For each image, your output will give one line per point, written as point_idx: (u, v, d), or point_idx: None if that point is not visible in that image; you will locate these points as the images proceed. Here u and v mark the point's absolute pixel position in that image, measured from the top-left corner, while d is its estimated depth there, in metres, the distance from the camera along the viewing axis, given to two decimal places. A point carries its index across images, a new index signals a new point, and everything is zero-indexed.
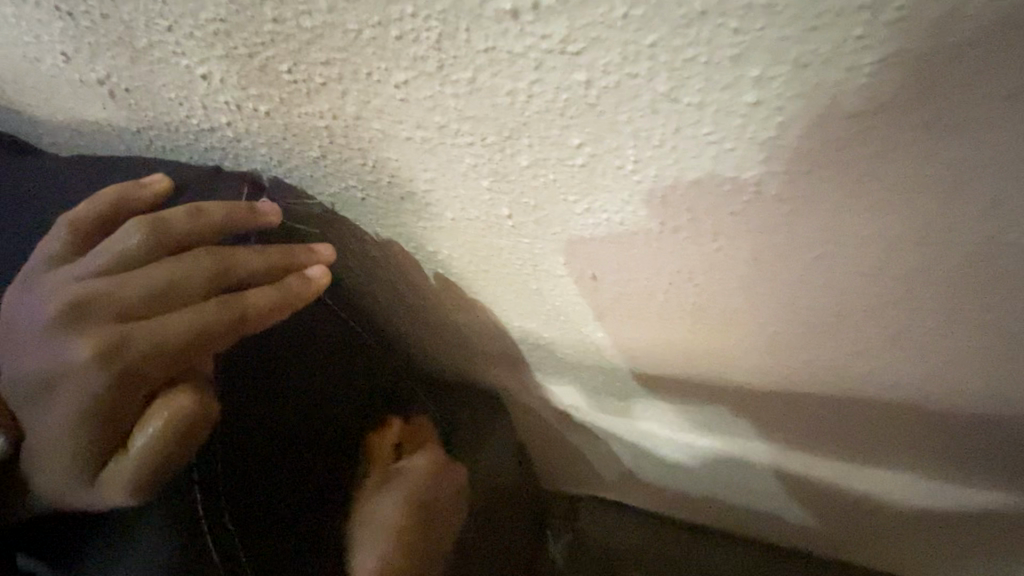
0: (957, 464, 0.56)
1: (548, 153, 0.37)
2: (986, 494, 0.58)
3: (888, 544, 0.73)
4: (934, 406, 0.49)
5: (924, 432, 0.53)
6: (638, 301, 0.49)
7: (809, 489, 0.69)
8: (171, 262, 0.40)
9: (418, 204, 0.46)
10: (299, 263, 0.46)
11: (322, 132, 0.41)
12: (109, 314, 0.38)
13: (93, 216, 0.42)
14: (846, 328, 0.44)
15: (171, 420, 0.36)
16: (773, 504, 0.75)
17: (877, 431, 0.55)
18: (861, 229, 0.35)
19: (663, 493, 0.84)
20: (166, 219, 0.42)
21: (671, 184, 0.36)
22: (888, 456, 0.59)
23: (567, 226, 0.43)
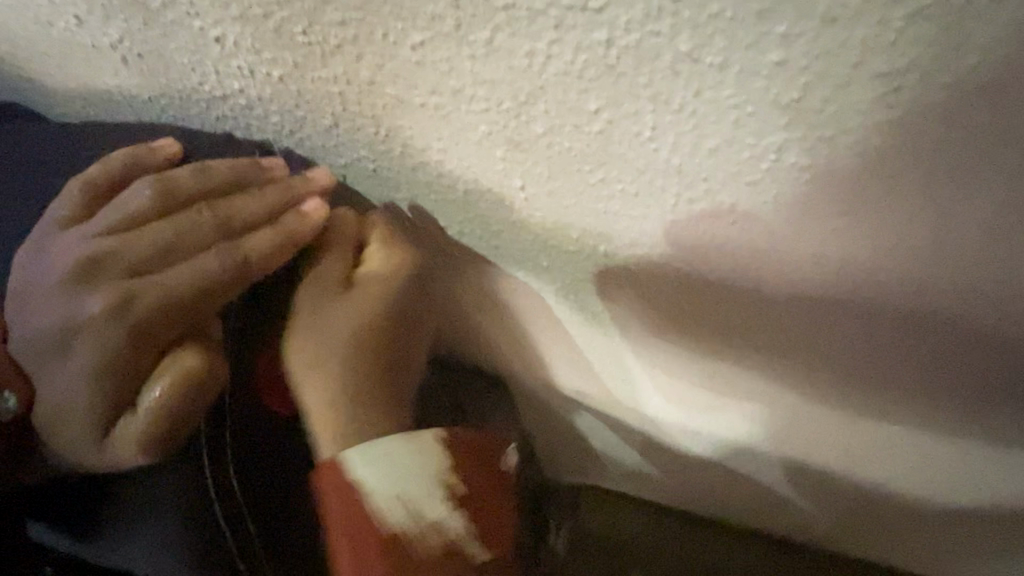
0: (976, 453, 0.54)
1: (566, 119, 0.35)
2: (1002, 481, 0.57)
3: (896, 529, 0.73)
4: (956, 392, 0.47)
5: (945, 418, 0.51)
6: (654, 281, 0.47)
7: (824, 480, 0.67)
8: (173, 220, 0.40)
9: (430, 176, 0.45)
10: (299, 201, 0.43)
11: (335, 98, 0.40)
12: (120, 273, 0.38)
13: (104, 178, 0.41)
14: (873, 312, 0.42)
15: (178, 381, 0.37)
16: (782, 493, 0.74)
17: (894, 419, 0.54)
18: (905, 203, 0.33)
19: (674, 480, 0.83)
20: (173, 180, 0.41)
21: (699, 155, 0.34)
22: (905, 446, 0.57)
23: (581, 199, 0.41)
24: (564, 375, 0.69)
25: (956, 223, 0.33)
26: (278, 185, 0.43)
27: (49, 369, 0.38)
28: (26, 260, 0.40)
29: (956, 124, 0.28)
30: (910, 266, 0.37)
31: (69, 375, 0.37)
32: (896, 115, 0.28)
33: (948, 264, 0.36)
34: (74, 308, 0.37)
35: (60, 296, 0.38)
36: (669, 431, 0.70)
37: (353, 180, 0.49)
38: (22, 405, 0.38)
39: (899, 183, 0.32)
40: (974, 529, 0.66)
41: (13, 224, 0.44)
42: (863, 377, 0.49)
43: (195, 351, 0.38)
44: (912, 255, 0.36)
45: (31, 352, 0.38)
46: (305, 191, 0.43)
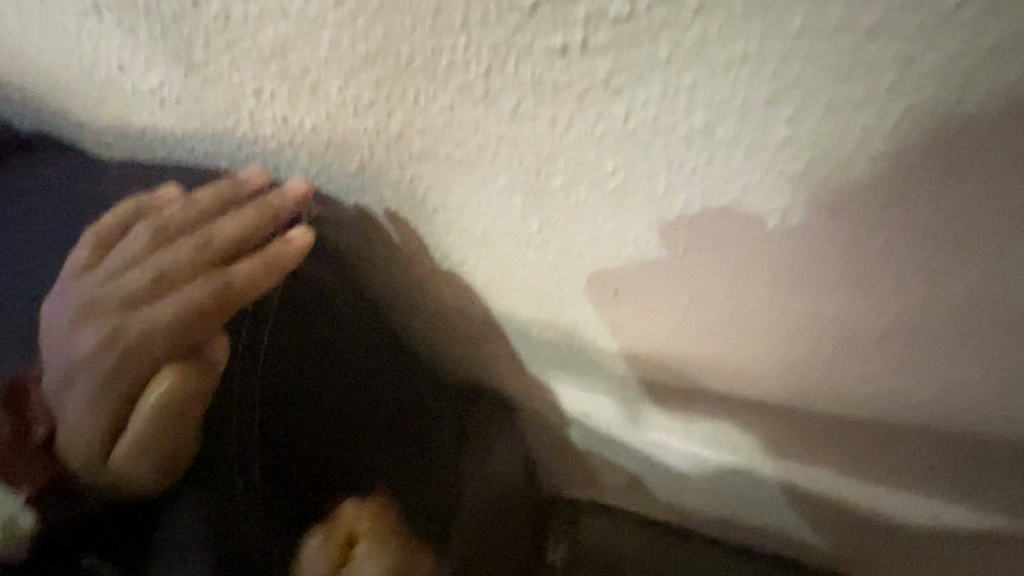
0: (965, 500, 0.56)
1: (583, 176, 0.37)
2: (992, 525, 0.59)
3: (886, 564, 0.75)
4: (949, 442, 0.49)
5: (933, 466, 0.53)
6: (657, 321, 0.49)
7: (818, 510, 0.70)
8: (160, 253, 0.41)
9: (449, 217, 0.47)
10: (274, 212, 0.43)
11: (364, 146, 0.42)
12: (113, 307, 0.39)
13: (113, 224, 0.43)
14: (870, 356, 0.43)
15: (163, 398, 0.37)
16: (777, 521, 0.76)
17: (886, 462, 0.56)
18: (900, 266, 0.35)
19: (672, 505, 0.85)
20: (164, 218, 0.42)
21: (708, 212, 0.36)
22: (897, 488, 0.59)
23: (593, 243, 0.44)
24: (568, 402, 0.71)
25: (946, 287, 0.35)
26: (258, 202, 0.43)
27: (56, 404, 0.38)
28: (45, 305, 0.41)
29: (952, 199, 0.30)
30: (906, 321, 0.39)
31: (73, 410, 0.38)
32: (894, 189, 0.30)
33: (939, 322, 0.38)
34: (75, 346, 0.38)
35: (65, 335, 0.39)
36: (669, 459, 0.73)
37: (374, 217, 0.51)
38: (49, 437, 0.38)
39: (895, 248, 0.34)
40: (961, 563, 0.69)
41: (52, 255, 0.46)
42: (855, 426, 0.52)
43: (177, 370, 0.37)
44: (907, 313, 0.38)
45: (44, 389, 0.39)
46: (281, 205, 0.43)
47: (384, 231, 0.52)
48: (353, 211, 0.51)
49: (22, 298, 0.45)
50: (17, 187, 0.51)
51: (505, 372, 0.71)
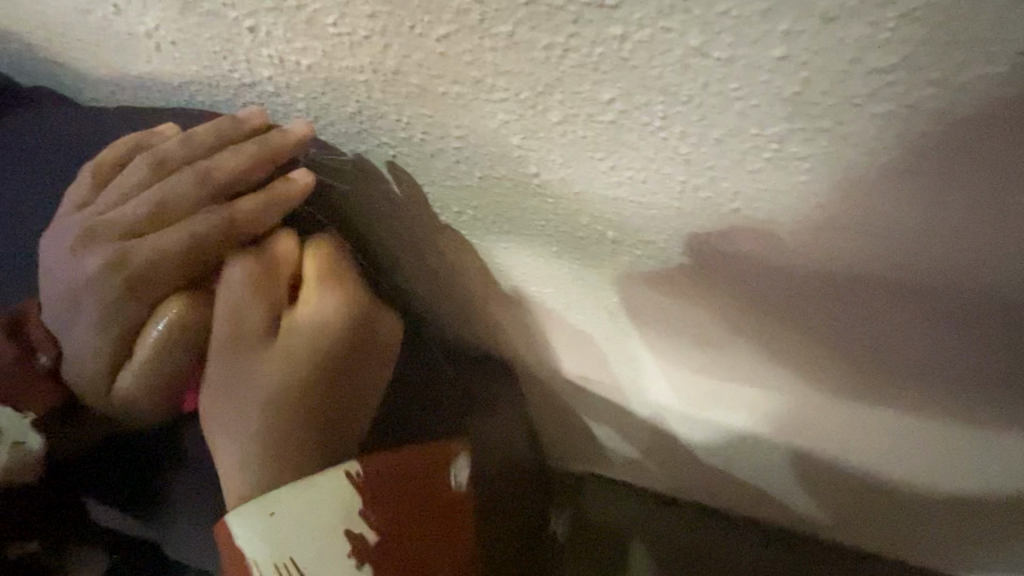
0: (946, 428, 0.60)
1: (580, 109, 0.37)
2: (971, 458, 0.62)
3: (873, 511, 0.79)
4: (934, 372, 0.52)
5: (918, 396, 0.56)
6: (655, 266, 0.51)
7: (808, 453, 0.73)
8: (159, 184, 0.41)
9: (447, 162, 0.47)
10: (275, 149, 0.42)
11: (361, 86, 0.42)
12: (114, 236, 0.40)
13: (114, 157, 0.43)
14: (862, 291, 0.44)
15: (174, 327, 0.39)
16: (768, 470, 0.80)
17: (871, 397, 0.59)
18: (894, 193, 0.35)
19: (673, 454, 0.87)
20: (162, 151, 0.42)
21: (705, 144, 0.36)
22: (884, 420, 0.62)
23: (591, 185, 0.44)
24: (571, 350, 0.73)
25: (940, 212, 0.35)
26: (258, 138, 0.43)
27: (64, 330, 0.40)
28: (49, 236, 0.42)
29: (947, 117, 0.30)
30: (901, 251, 0.39)
31: (82, 335, 0.39)
32: (888, 108, 0.30)
33: (934, 250, 0.38)
34: (77, 275, 0.39)
35: (67, 263, 0.40)
36: (670, 404, 0.74)
37: (372, 165, 0.51)
38: (55, 364, 0.41)
39: (891, 173, 0.34)
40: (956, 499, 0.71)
41: (51, 201, 0.46)
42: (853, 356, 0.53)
43: (184, 302, 0.40)
44: (903, 241, 0.39)
45: (53, 316, 0.40)
46: (283, 143, 0.42)
47: (382, 180, 0.53)
48: (350, 160, 0.51)
49: (26, 244, 0.45)
50: (17, 137, 0.51)
51: (508, 327, 0.73)
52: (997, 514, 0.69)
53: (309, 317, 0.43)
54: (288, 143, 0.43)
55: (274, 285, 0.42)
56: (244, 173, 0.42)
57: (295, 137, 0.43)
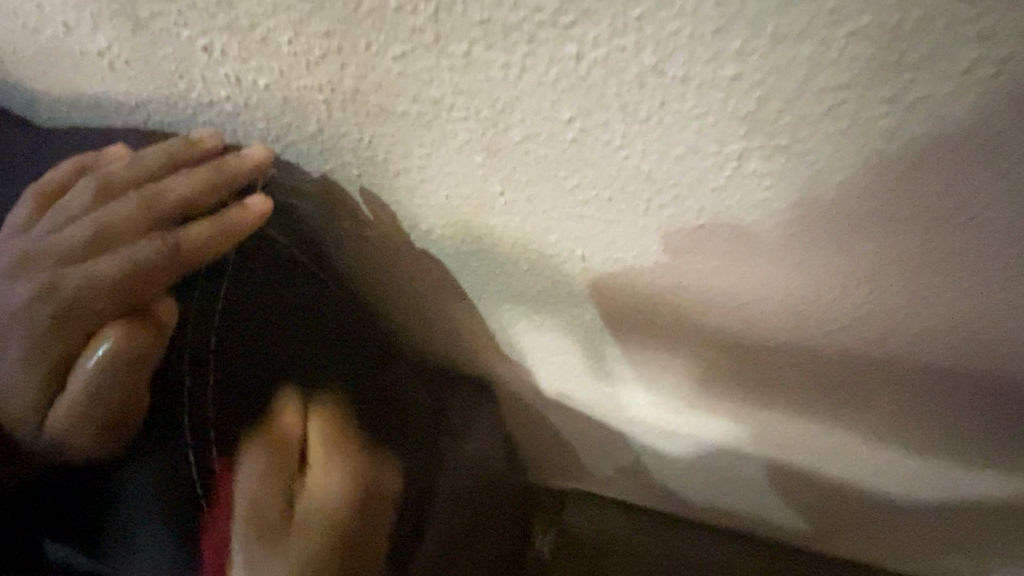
0: (918, 436, 0.60)
1: (540, 127, 0.37)
2: (945, 459, 0.63)
3: (851, 503, 0.81)
4: (904, 385, 0.52)
5: (892, 410, 0.57)
6: (625, 283, 0.51)
7: (786, 460, 0.74)
8: (105, 207, 0.40)
9: (413, 180, 0.46)
10: (229, 173, 0.42)
11: (320, 105, 0.41)
12: (56, 261, 0.39)
13: (60, 177, 0.42)
14: (826, 308, 0.45)
15: (106, 359, 0.37)
16: (748, 471, 0.81)
17: (845, 411, 0.59)
18: (852, 210, 0.35)
19: (655, 456, 0.88)
20: (107, 174, 0.42)
21: (667, 161, 0.36)
22: (859, 430, 0.63)
23: (556, 203, 0.43)
24: (548, 368, 0.72)
25: (900, 229, 0.36)
26: (212, 162, 0.42)
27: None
28: None
29: (901, 134, 0.30)
30: (865, 267, 0.40)
31: (15, 361, 0.38)
32: (843, 127, 0.30)
33: (896, 265, 0.39)
34: (13, 299, 0.38)
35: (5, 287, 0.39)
36: (649, 418, 0.74)
37: (337, 185, 0.50)
38: None
39: (849, 190, 0.34)
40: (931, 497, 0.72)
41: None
42: (821, 372, 0.54)
43: (124, 330, 0.38)
44: (865, 258, 0.39)
45: None
46: (239, 167, 0.42)
47: (348, 200, 0.52)
48: (314, 180, 0.50)
49: None
50: None
51: (483, 346, 0.72)
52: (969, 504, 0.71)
53: (325, 501, 0.44)
54: (242, 167, 0.42)
55: (292, 481, 0.43)
56: (194, 197, 0.41)
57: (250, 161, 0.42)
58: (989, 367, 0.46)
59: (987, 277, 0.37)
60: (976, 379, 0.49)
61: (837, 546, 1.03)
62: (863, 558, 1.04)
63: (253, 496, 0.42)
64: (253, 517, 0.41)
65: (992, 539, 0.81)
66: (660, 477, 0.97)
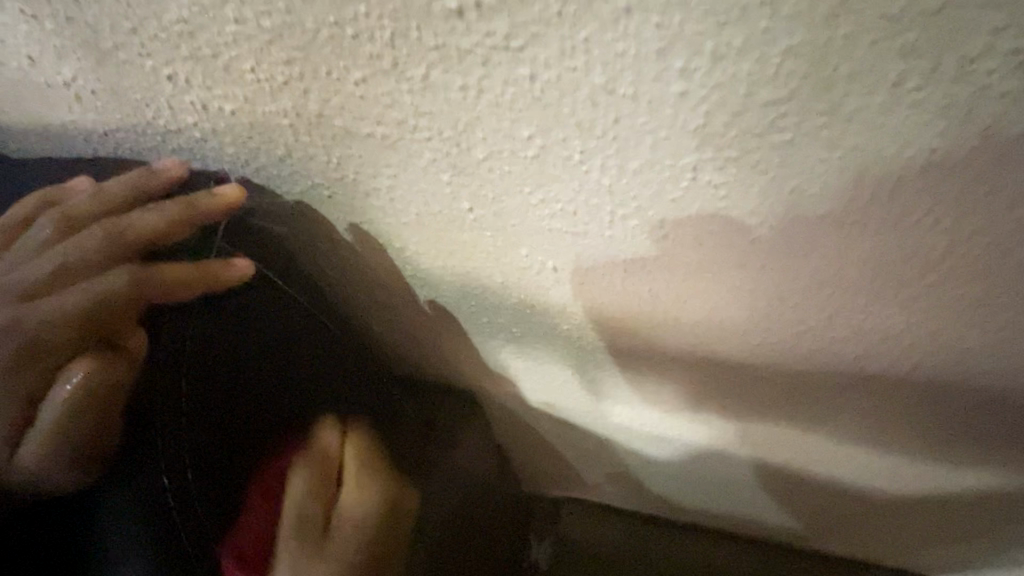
0: (892, 431, 0.62)
1: (501, 145, 0.38)
2: (920, 452, 0.65)
3: (834, 496, 0.82)
4: (872, 382, 0.54)
5: (865, 406, 0.58)
6: (599, 295, 0.52)
7: (768, 459, 0.75)
8: (74, 240, 0.42)
9: (383, 199, 0.47)
10: (197, 209, 0.44)
11: (286, 130, 0.42)
12: (26, 294, 0.41)
13: (29, 211, 0.44)
14: (792, 309, 0.46)
15: (75, 392, 0.39)
16: (731, 471, 0.83)
17: (820, 409, 0.61)
18: (806, 216, 0.37)
19: (644, 462, 0.89)
20: (74, 208, 0.44)
21: (627, 175, 0.37)
22: (835, 428, 0.64)
23: (524, 218, 0.44)
24: (531, 379, 0.72)
25: (854, 233, 0.37)
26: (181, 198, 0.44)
27: None
28: None
29: (843, 143, 0.31)
30: (825, 270, 0.41)
31: None
32: (789, 137, 0.32)
33: (854, 268, 0.40)
34: None
35: None
36: (634, 423, 0.75)
37: (308, 207, 0.51)
38: None
39: (801, 197, 0.35)
40: (913, 488, 0.73)
41: None
42: (792, 373, 0.55)
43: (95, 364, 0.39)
44: (824, 261, 0.40)
45: None
46: (208, 205, 0.44)
47: (320, 222, 0.52)
48: (286, 203, 0.51)
49: None
50: None
51: (465, 359, 0.73)
52: (946, 494, 0.73)
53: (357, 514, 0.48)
54: (212, 203, 0.44)
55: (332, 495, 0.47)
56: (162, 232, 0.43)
57: (221, 199, 0.44)
58: (952, 362, 0.48)
59: (938, 275, 0.39)
60: (942, 374, 0.50)
61: (828, 543, 1.05)
62: (855, 553, 1.05)
63: (300, 510, 0.46)
64: (308, 531, 0.45)
65: (977, 528, 0.82)
66: (651, 481, 0.98)
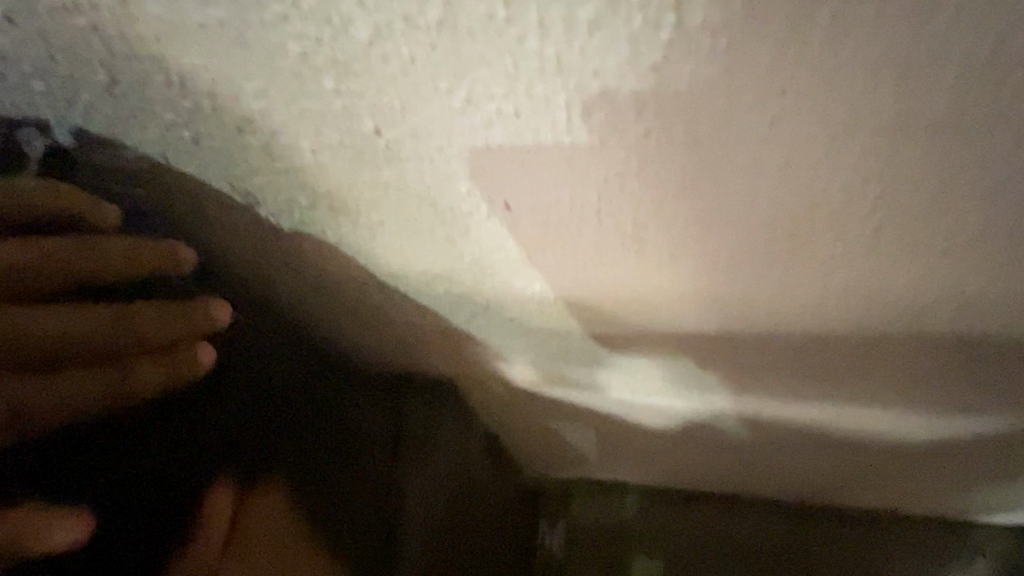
0: (936, 370, 0.52)
1: (388, 10, 0.25)
2: (966, 390, 0.55)
3: (863, 448, 0.74)
4: (919, 312, 0.43)
5: (904, 344, 0.48)
6: (570, 242, 0.41)
7: (784, 413, 0.67)
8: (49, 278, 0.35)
9: (262, 135, 0.35)
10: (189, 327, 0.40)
11: (92, 36, 0.29)
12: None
13: None
14: (818, 226, 0.35)
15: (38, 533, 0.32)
16: (745, 432, 0.74)
17: (846, 354, 0.51)
18: (849, 70, 0.25)
19: (648, 433, 0.79)
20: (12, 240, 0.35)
21: (578, 36, 0.25)
22: (866, 372, 0.54)
23: (450, 134, 0.32)
24: (508, 348, 0.62)
25: (926, 83, 0.25)
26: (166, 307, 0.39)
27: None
28: None
29: None
30: (875, 154, 0.29)
31: None
32: None
33: (915, 146, 0.28)
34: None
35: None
36: (631, 386, 0.67)
37: (175, 158, 0.38)
38: None
39: (846, 32, 0.23)
40: (950, 432, 0.65)
41: None
42: (814, 313, 0.45)
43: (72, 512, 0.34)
44: (871, 142, 0.28)
45: None
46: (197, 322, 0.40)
47: (198, 176, 0.40)
48: (147, 154, 0.38)
49: None
50: None
51: (429, 335, 0.62)
52: (995, 433, 0.63)
53: None
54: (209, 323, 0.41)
55: None
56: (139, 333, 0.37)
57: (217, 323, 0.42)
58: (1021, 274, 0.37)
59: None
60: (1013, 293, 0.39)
61: (856, 498, 0.96)
62: (882, 506, 0.98)
63: None
64: None
65: (1017, 469, 0.74)
66: (658, 454, 0.88)
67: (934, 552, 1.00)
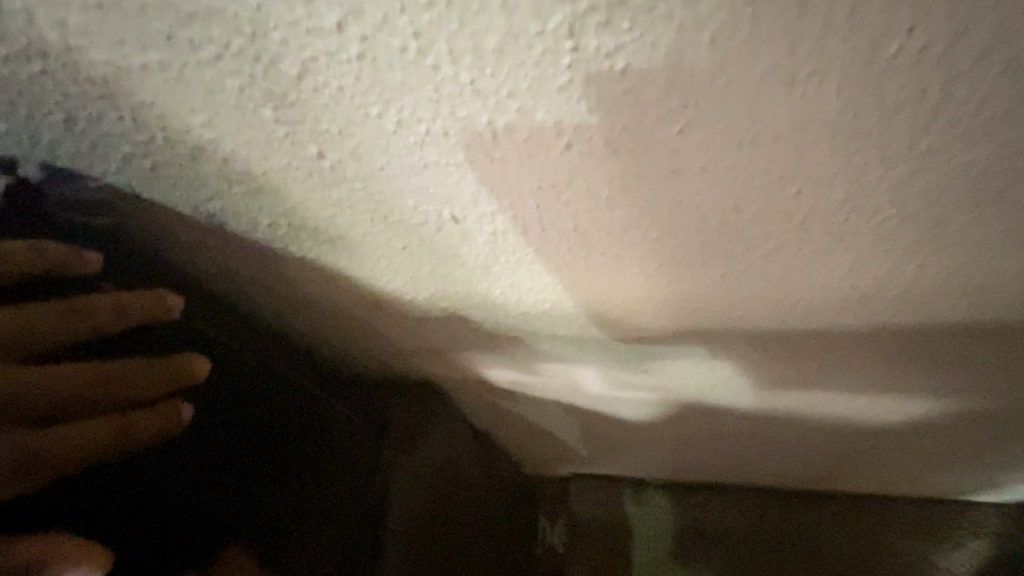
0: (899, 354, 0.53)
1: (312, 47, 0.27)
2: (931, 374, 0.56)
3: (844, 431, 0.75)
4: (867, 301, 0.44)
5: (863, 330, 0.49)
6: (522, 249, 0.42)
7: (761, 401, 0.68)
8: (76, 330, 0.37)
9: (217, 162, 0.37)
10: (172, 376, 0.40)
11: (46, 81, 0.31)
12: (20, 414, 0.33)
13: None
14: (750, 224, 0.37)
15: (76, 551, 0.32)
16: (729, 420, 0.75)
17: (810, 342, 0.52)
18: (741, 82, 0.27)
19: (632, 424, 0.81)
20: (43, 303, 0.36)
21: (487, 62, 0.27)
22: (834, 359, 0.55)
23: (389, 154, 0.34)
24: (484, 349, 0.64)
25: (814, 90, 0.27)
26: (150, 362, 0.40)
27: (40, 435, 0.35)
28: None
29: None
30: (783, 156, 0.31)
31: None
32: None
33: (820, 145, 0.30)
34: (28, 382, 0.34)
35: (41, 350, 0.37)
36: (610, 381, 0.68)
37: (139, 186, 0.40)
38: None
39: (728, 49, 0.25)
40: (928, 412, 0.65)
41: None
42: (769, 305, 0.46)
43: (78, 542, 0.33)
44: (779, 145, 0.30)
45: None
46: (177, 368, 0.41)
47: (162, 202, 0.42)
48: (113, 184, 0.40)
49: None
50: None
51: (406, 339, 0.64)
52: (969, 412, 0.64)
53: None
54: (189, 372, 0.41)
55: None
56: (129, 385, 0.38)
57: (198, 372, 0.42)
58: (954, 258, 0.38)
59: (932, 137, 0.29)
60: (950, 277, 0.40)
61: (845, 481, 0.98)
62: (872, 488, 0.99)
63: None
64: None
65: (995, 445, 0.75)
66: (647, 445, 0.90)
67: (927, 531, 1.01)
